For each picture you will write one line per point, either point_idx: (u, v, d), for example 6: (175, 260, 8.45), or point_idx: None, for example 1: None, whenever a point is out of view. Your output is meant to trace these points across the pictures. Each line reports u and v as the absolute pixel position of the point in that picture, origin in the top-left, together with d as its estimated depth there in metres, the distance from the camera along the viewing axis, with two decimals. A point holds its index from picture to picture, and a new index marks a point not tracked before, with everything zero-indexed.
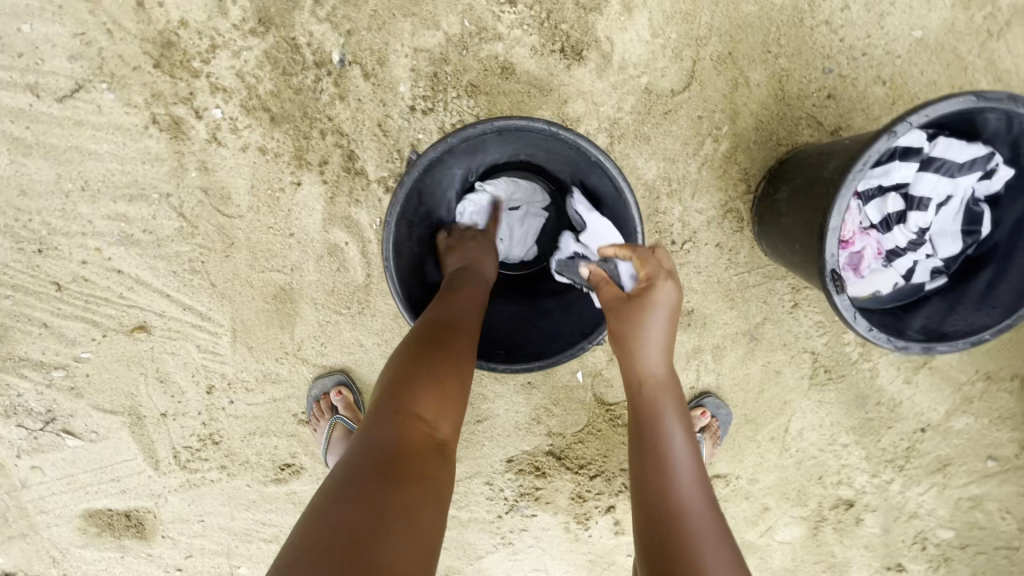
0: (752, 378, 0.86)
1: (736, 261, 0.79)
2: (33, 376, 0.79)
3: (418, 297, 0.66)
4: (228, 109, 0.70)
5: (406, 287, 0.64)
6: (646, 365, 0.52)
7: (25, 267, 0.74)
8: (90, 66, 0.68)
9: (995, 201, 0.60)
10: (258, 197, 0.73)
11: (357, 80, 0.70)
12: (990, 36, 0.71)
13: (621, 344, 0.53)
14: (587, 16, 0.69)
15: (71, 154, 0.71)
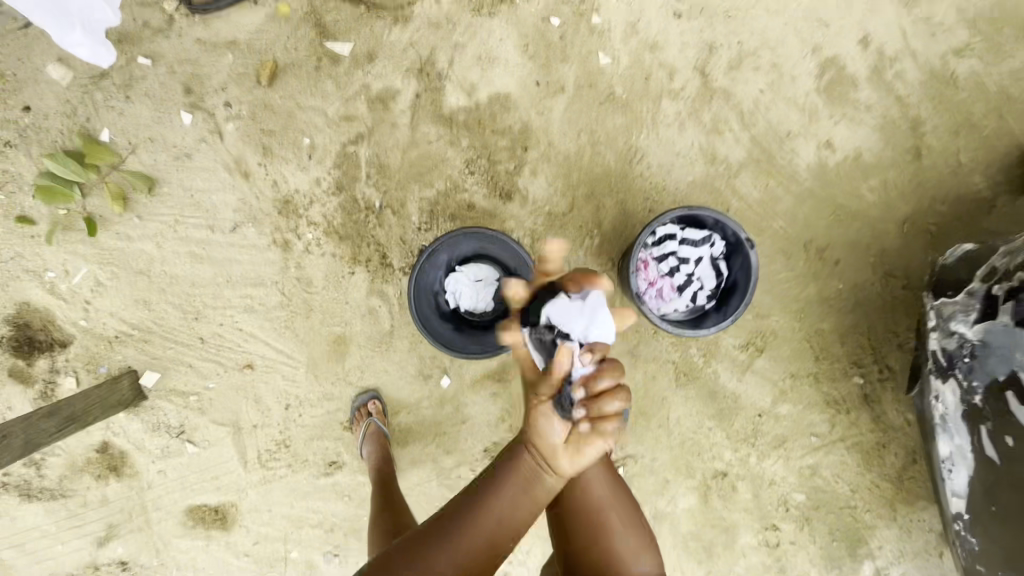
0: (639, 383, 1.33)
1: (615, 305, 1.31)
2: (176, 400, 1.24)
3: (424, 324, 1.21)
4: (316, 233, 1.25)
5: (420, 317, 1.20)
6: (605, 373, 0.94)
7: (185, 329, 1.23)
8: (242, 214, 1.23)
9: (727, 258, 1.14)
10: (329, 281, 1.26)
11: (389, 215, 1.26)
12: (730, 178, 1.33)
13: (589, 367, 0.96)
14: (514, 177, 1.29)
15: (223, 261, 1.23)
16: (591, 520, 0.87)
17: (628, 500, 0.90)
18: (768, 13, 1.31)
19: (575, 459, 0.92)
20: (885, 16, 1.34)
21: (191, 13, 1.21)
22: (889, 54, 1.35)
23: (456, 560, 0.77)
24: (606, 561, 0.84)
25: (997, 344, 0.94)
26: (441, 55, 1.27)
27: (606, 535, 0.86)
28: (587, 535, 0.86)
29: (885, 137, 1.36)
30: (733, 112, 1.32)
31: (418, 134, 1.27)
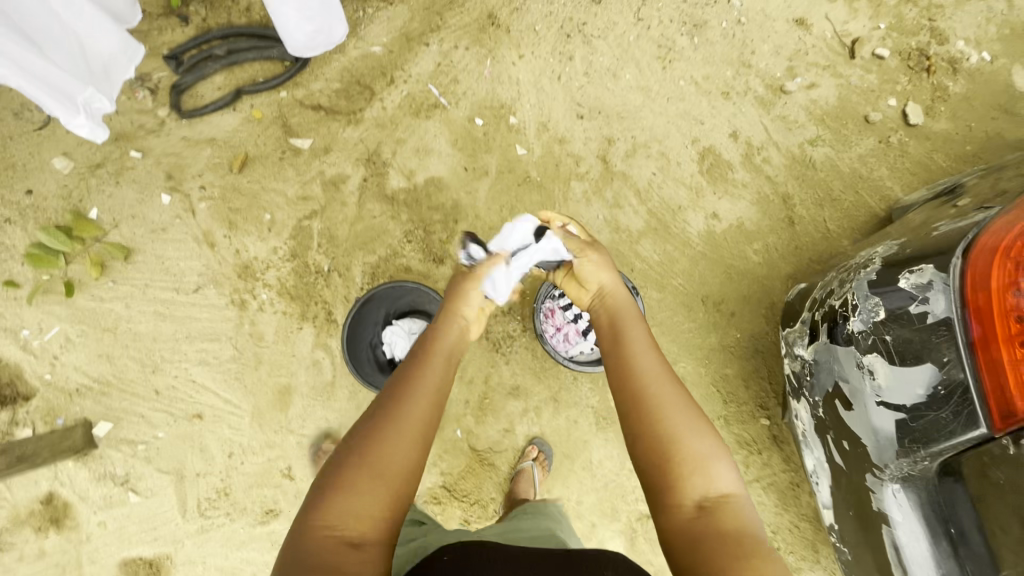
0: (562, 428, 1.43)
1: (536, 352, 1.44)
2: (125, 449, 1.32)
3: (355, 365, 1.36)
4: (270, 294, 1.42)
5: (351, 359, 1.36)
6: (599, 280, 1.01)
7: (141, 381, 1.35)
8: (204, 278, 1.41)
9: None
10: (278, 336, 1.41)
11: (335, 277, 1.45)
12: (632, 245, 1.56)
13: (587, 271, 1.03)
14: (446, 244, 1.50)
15: (184, 319, 1.39)
16: (636, 391, 0.80)
17: (653, 368, 0.83)
18: (653, 113, 1.63)
19: (619, 336, 0.90)
20: (748, 116, 1.66)
21: (180, 118, 1.49)
22: (755, 144, 1.66)
23: (408, 423, 0.75)
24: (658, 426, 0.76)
25: (823, 362, 1.00)
26: (385, 147, 1.54)
27: (647, 417, 0.78)
28: (634, 406, 0.79)
29: (762, 209, 1.62)
30: (631, 190, 1.59)
31: (364, 211, 1.50)
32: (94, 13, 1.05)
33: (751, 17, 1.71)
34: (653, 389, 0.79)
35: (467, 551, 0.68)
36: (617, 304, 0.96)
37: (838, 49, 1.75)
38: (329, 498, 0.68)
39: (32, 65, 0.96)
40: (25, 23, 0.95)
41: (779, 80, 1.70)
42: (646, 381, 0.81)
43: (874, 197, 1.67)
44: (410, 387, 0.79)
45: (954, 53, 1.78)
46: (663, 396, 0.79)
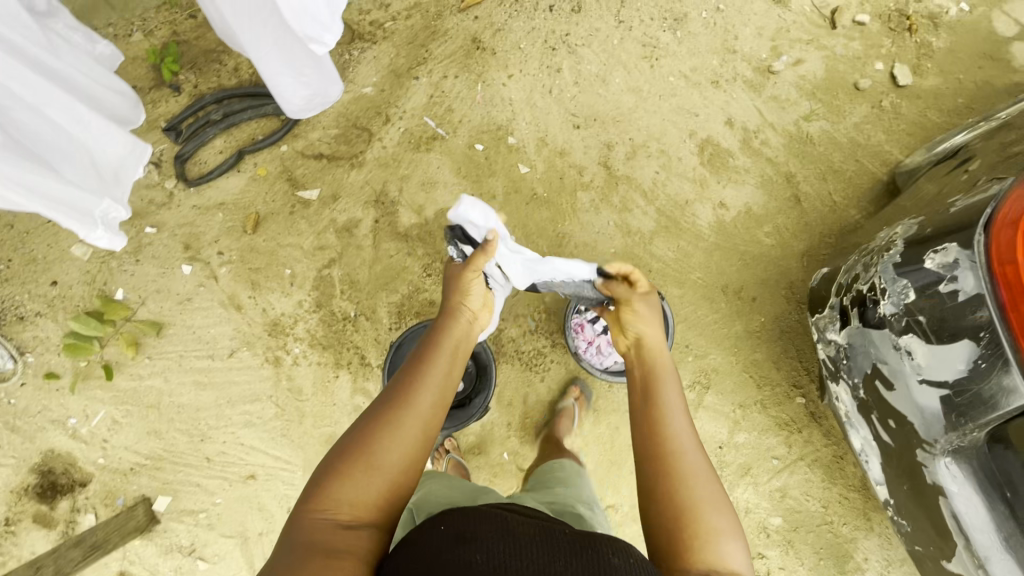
0: (605, 436, 1.46)
1: (570, 366, 1.46)
2: (186, 520, 1.35)
3: None
4: (302, 347, 1.45)
5: None
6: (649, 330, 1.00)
7: (192, 451, 1.38)
8: (237, 341, 1.43)
9: None
10: (318, 387, 1.43)
11: (363, 321, 1.47)
12: (645, 246, 1.59)
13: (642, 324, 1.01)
14: None
15: (224, 384, 1.41)
16: (657, 449, 0.81)
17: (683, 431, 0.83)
18: (647, 112, 1.64)
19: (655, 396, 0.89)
20: (741, 101, 1.68)
21: (187, 187, 1.51)
22: (752, 128, 1.67)
23: (414, 425, 0.78)
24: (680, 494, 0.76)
25: (858, 345, 1.04)
26: (391, 186, 1.56)
27: (671, 481, 0.77)
28: (652, 465, 0.80)
29: (767, 191, 1.64)
30: (637, 192, 1.61)
31: (381, 251, 1.52)
32: (97, 119, 1.07)
33: (729, 3, 1.72)
34: (674, 454, 0.80)
35: (464, 526, 0.64)
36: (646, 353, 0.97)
37: (818, 21, 1.76)
38: (338, 472, 0.73)
39: (53, 190, 0.99)
40: (39, 148, 0.99)
41: (765, 61, 1.71)
42: (667, 441, 0.82)
43: (876, 163, 1.68)
44: (417, 392, 0.81)
45: (933, 9, 1.80)
46: (687, 462, 0.79)
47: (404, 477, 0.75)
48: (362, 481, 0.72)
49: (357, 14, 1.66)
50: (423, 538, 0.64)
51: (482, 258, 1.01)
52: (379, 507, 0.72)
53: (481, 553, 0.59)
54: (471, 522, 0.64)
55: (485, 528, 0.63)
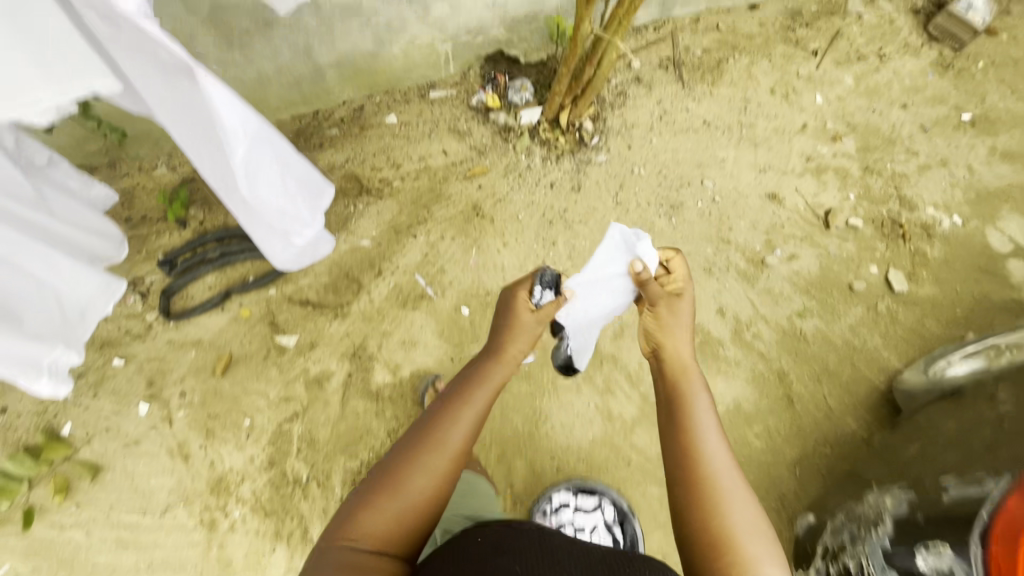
0: None
1: None
2: None
3: None
4: (243, 510, 1.34)
5: None
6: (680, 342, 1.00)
7: None
8: (173, 497, 1.33)
9: (620, 524, 1.32)
10: (249, 560, 1.30)
11: (314, 487, 1.37)
12: (626, 433, 1.49)
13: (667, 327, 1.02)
14: None
15: (149, 545, 1.30)
16: (692, 466, 0.84)
17: (719, 451, 0.86)
18: None
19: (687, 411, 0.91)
20: (732, 291, 1.68)
21: (167, 320, 1.50)
22: (743, 320, 1.66)
23: (442, 451, 0.82)
24: (715, 515, 0.79)
25: None
26: (371, 341, 1.53)
27: (709, 496, 0.80)
28: (687, 482, 0.83)
29: (758, 387, 1.58)
30: (623, 374, 1.54)
31: (347, 409, 1.46)
32: (67, 261, 1.01)
33: (725, 195, 1.79)
34: (716, 480, 0.82)
35: (496, 537, 0.75)
36: (683, 367, 0.98)
37: (813, 220, 1.81)
38: (365, 496, 0.78)
39: (8, 346, 0.90)
40: (10, 302, 0.92)
41: (758, 253, 1.74)
42: (707, 466, 0.83)
43: (872, 368, 1.63)
44: (450, 427, 0.84)
45: (925, 219, 1.86)
46: (722, 484, 0.82)
47: (429, 506, 0.79)
48: (386, 506, 0.77)
49: (369, 170, 1.75)
50: (461, 545, 0.75)
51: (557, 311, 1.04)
52: (403, 534, 0.76)
53: (514, 562, 0.68)
54: (507, 539, 0.74)
55: (517, 544, 0.72)
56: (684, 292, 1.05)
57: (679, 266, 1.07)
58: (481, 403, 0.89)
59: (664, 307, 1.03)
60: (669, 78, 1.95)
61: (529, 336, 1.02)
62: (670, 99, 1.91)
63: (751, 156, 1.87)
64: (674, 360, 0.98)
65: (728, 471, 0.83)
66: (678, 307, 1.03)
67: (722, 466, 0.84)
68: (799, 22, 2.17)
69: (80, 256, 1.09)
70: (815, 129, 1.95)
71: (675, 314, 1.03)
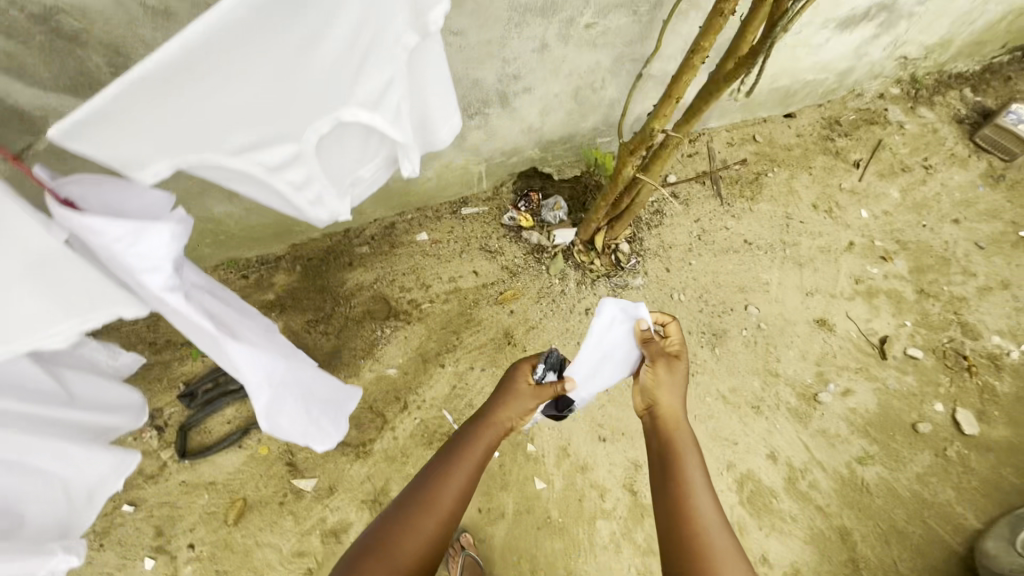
0: None
1: None
2: None
3: None
4: None
5: None
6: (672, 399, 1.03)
7: None
8: None
9: None
10: None
11: None
12: None
13: (662, 385, 1.05)
14: None
15: None
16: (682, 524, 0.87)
17: (710, 509, 0.88)
18: None
19: (679, 470, 0.93)
20: (785, 432, 1.55)
21: (181, 460, 1.42)
22: (798, 466, 1.52)
23: (434, 514, 0.90)
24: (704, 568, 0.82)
25: None
26: (394, 485, 1.44)
27: (698, 553, 0.83)
28: (681, 535, 0.86)
29: (818, 549, 1.43)
30: None
31: None
32: (83, 450, 0.96)
33: (771, 322, 1.69)
34: (706, 535, 0.85)
35: None
36: (675, 426, 1.00)
37: (867, 349, 1.70)
38: (366, 547, 0.86)
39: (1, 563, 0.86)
40: (14, 507, 0.88)
41: (811, 387, 1.62)
42: (698, 522, 0.86)
43: (943, 526, 1.48)
44: (447, 481, 0.94)
45: (991, 348, 1.72)
46: (712, 542, 0.84)
47: (425, 557, 0.87)
48: (385, 560, 0.84)
49: (398, 291, 1.70)
50: None
51: (554, 390, 1.11)
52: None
53: None
54: None
55: None
56: (681, 352, 1.08)
57: (675, 329, 1.10)
58: (475, 463, 0.98)
59: (658, 367, 1.06)
60: (707, 195, 1.91)
61: (526, 404, 1.09)
62: (708, 217, 1.86)
63: (796, 278, 1.78)
64: (668, 420, 1.00)
65: (715, 523, 0.86)
66: (675, 371, 1.05)
67: (714, 523, 0.87)
68: (838, 131, 2.13)
69: (92, 435, 1.03)
70: (862, 248, 1.87)
71: (667, 369, 1.06)
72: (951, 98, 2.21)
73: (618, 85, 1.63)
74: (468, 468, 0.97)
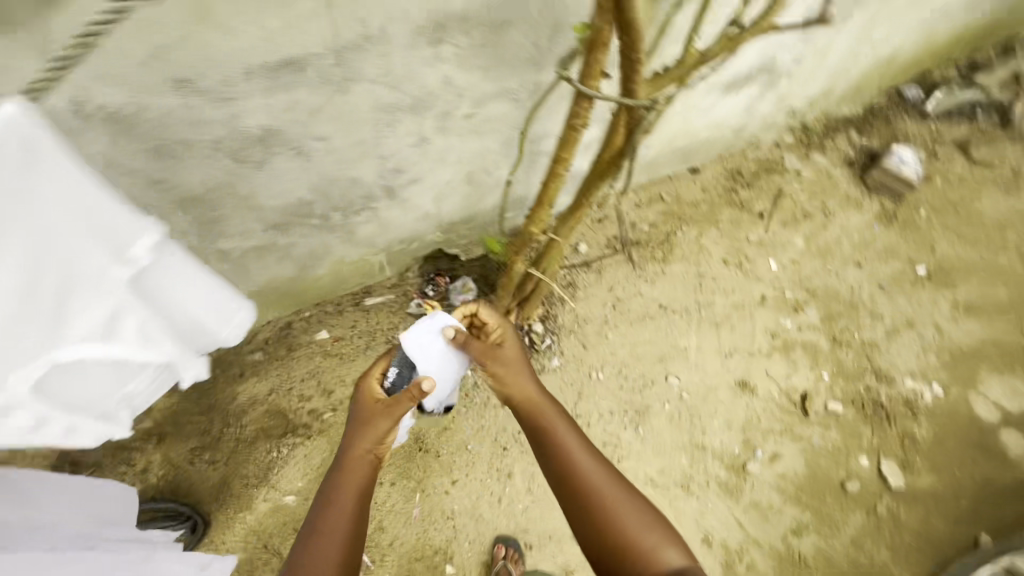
0: None
1: None
2: None
3: None
4: None
5: None
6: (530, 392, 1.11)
7: None
8: None
9: None
10: None
11: None
12: None
13: (498, 358, 1.16)
14: None
15: None
16: (576, 502, 0.93)
17: (586, 461, 0.97)
18: None
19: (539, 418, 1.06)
20: (716, 511, 1.50)
21: None
22: (732, 547, 1.46)
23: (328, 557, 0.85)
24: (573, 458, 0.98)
25: None
26: None
27: (566, 455, 0.99)
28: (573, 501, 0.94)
29: None
30: None
31: None
32: None
33: (693, 391, 1.66)
34: (605, 499, 0.93)
35: None
36: (532, 398, 1.10)
37: (789, 406, 1.68)
38: None
39: None
40: None
41: (739, 457, 1.57)
42: (584, 482, 0.95)
43: None
44: (323, 526, 0.89)
45: (906, 393, 1.74)
46: (586, 467, 0.97)
47: None
48: None
49: (296, 401, 1.56)
50: None
51: (407, 402, 1.05)
52: None
53: None
54: None
55: None
56: (500, 329, 1.20)
57: (486, 313, 1.21)
58: (349, 499, 0.94)
59: (489, 342, 1.18)
60: (619, 260, 1.89)
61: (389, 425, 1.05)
62: (622, 284, 1.83)
63: (714, 340, 1.77)
64: (523, 396, 1.10)
65: (620, 499, 0.93)
66: (506, 351, 1.17)
67: (582, 451, 1.00)
68: (741, 182, 2.18)
69: None
70: (774, 301, 1.89)
71: (506, 357, 1.16)
72: (841, 141, 2.32)
73: (512, 165, 1.58)
74: (347, 501, 0.92)
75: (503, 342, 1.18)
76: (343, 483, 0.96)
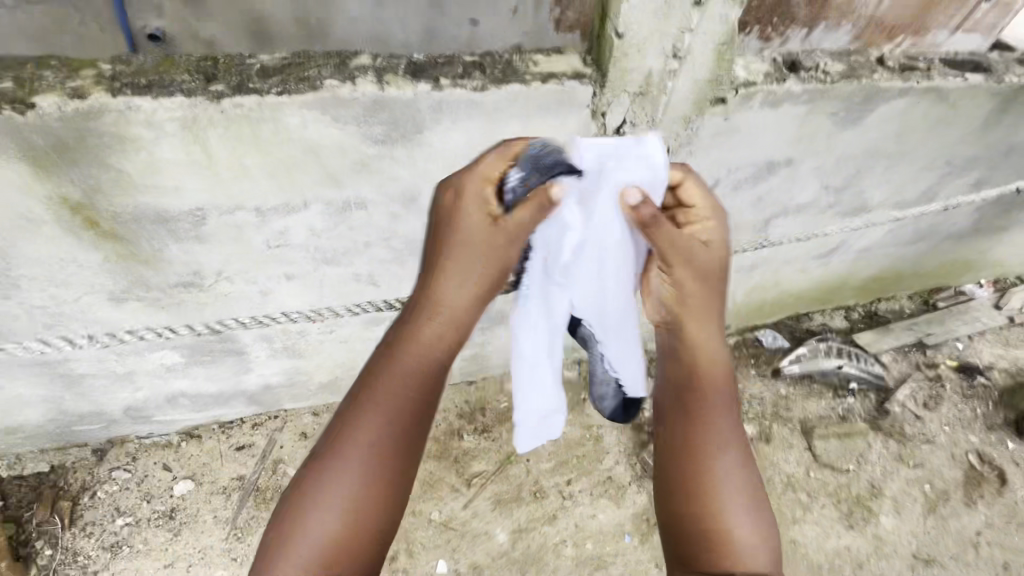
0: None
1: None
2: None
3: None
4: None
5: None
6: (710, 348, 0.86)
7: None
8: None
9: None
10: None
11: None
12: None
13: (702, 267, 0.83)
14: None
15: None
16: (695, 475, 0.79)
17: (726, 436, 0.82)
18: None
19: (691, 368, 0.85)
20: None
21: None
22: None
23: (370, 420, 0.72)
24: (704, 438, 0.82)
25: None
26: None
27: (699, 431, 0.82)
28: (690, 466, 0.80)
29: None
30: None
31: None
32: None
33: None
34: (714, 472, 0.79)
35: None
36: (696, 351, 0.85)
37: None
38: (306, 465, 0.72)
39: None
40: None
41: None
42: (706, 456, 0.80)
43: None
44: (373, 400, 0.73)
45: None
46: (715, 444, 0.81)
47: (369, 486, 0.70)
48: (309, 494, 0.69)
49: None
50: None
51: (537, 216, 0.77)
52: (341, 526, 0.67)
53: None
54: None
55: None
56: (709, 219, 0.83)
57: (691, 185, 0.84)
58: (409, 363, 0.76)
59: (703, 224, 0.83)
60: (218, 520, 1.42)
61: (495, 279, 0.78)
62: (191, 561, 1.37)
63: None
64: (692, 336, 0.85)
65: (728, 459, 0.81)
66: (705, 277, 0.83)
67: (722, 419, 0.83)
68: (474, 422, 1.62)
69: None
70: None
71: (691, 252, 0.81)
72: None
73: None
74: (413, 365, 0.75)
75: (713, 233, 0.83)
76: (406, 342, 0.77)
